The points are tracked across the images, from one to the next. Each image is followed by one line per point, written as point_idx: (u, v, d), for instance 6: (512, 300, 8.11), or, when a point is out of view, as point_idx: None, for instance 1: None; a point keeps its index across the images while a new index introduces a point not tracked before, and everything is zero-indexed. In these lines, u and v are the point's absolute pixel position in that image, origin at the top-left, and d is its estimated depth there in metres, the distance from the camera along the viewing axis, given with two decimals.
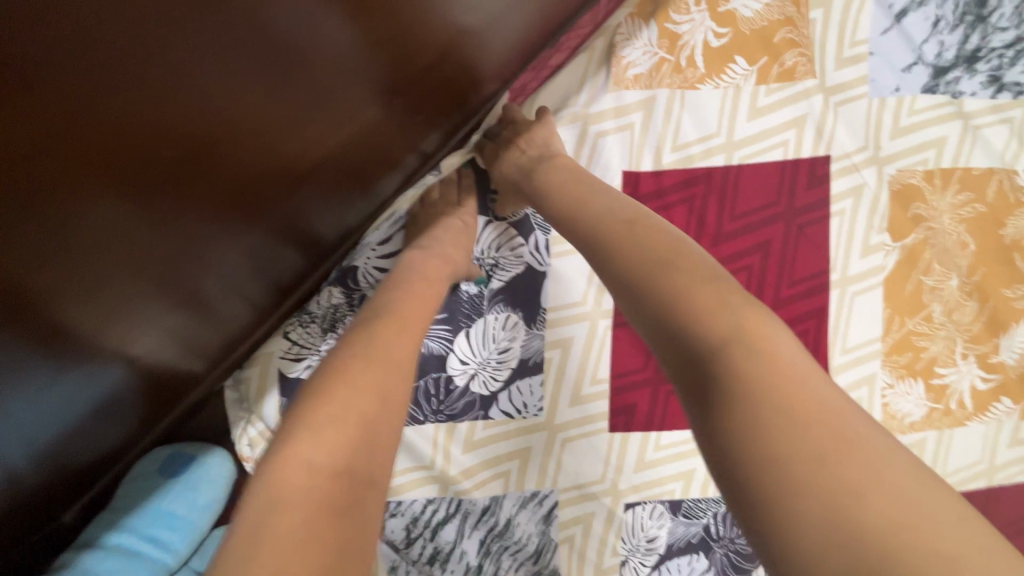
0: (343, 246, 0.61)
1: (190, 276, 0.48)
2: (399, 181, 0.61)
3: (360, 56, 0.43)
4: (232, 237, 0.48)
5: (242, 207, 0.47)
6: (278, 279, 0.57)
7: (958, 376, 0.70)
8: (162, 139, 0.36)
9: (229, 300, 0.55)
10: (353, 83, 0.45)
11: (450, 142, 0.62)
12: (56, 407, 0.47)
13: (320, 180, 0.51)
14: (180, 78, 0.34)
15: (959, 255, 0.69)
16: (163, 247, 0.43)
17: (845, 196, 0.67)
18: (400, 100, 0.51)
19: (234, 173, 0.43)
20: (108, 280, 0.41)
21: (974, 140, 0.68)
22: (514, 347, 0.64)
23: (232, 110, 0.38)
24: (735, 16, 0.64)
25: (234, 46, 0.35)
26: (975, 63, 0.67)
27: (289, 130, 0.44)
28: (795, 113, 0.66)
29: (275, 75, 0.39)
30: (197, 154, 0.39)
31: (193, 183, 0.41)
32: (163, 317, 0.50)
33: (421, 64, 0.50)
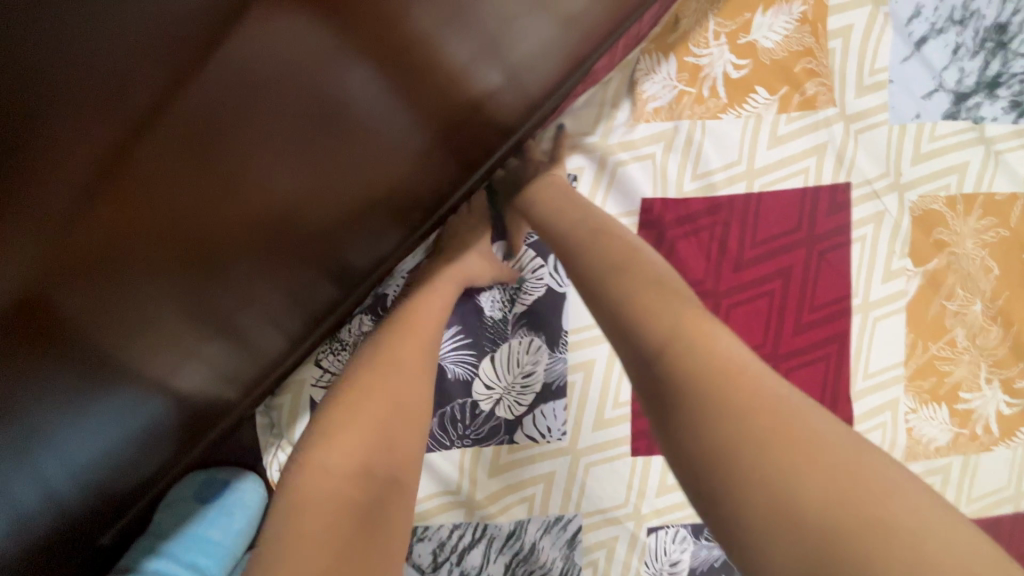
0: (373, 276, 0.63)
1: (229, 310, 0.50)
2: (425, 215, 0.62)
3: (391, 98, 0.45)
4: (269, 272, 0.50)
5: (279, 244, 0.48)
6: (310, 309, 0.59)
7: (982, 401, 0.70)
8: (206, 185, 0.38)
9: (264, 331, 0.57)
10: (385, 124, 0.47)
11: (476, 177, 0.63)
12: (102, 436, 0.49)
13: (351, 215, 0.53)
14: (224, 131, 0.36)
15: (982, 280, 0.69)
16: (206, 285, 0.45)
17: (867, 222, 0.68)
18: (429, 135, 0.53)
19: (272, 214, 0.45)
20: (155, 318, 0.44)
21: (996, 165, 0.68)
22: (537, 372, 0.65)
23: (269, 155, 0.40)
24: (755, 47, 0.65)
25: (272, 97, 0.37)
26: (996, 88, 0.67)
27: (323, 172, 0.45)
28: (815, 141, 0.66)
29: (312, 122, 0.41)
30: (238, 197, 0.41)
31: (233, 224, 0.43)
32: (203, 350, 0.52)
33: (449, 105, 0.51)
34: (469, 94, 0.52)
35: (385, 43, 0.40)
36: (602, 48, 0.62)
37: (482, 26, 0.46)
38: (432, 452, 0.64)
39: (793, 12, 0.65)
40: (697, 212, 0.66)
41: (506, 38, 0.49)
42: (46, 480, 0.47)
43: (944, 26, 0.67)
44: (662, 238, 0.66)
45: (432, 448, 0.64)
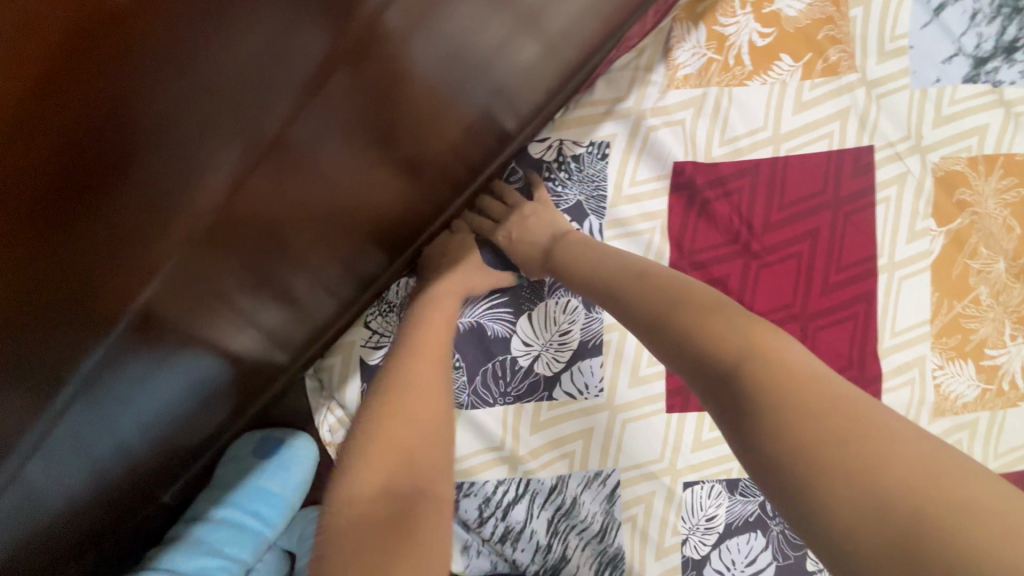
0: (416, 241, 0.65)
1: (286, 281, 0.54)
2: (464, 181, 0.64)
3: (451, 67, 0.48)
4: (324, 243, 0.53)
5: (334, 217, 0.51)
6: (357, 281, 0.62)
7: (1007, 357, 0.72)
8: (287, 171, 0.41)
9: (317, 296, 0.59)
10: (443, 93, 0.50)
11: (512, 146, 0.66)
12: (171, 399, 0.52)
13: (399, 186, 0.56)
14: (301, 122, 0.38)
15: (1005, 239, 0.71)
16: (269, 257, 0.49)
17: (890, 183, 0.70)
18: (474, 99, 0.55)
19: (331, 190, 0.48)
20: (226, 289, 0.47)
21: (1016, 127, 0.70)
22: (574, 330, 0.67)
23: (340, 137, 0.43)
24: (779, 16, 0.67)
25: (353, 88, 0.40)
26: (1013, 53, 0.70)
27: (382, 133, 0.48)
28: (838, 106, 0.69)
29: (377, 98, 0.43)
30: (309, 177, 0.44)
31: (302, 202, 0.46)
32: (259, 318, 0.55)
33: (496, 73, 0.54)
34: (513, 60, 0.55)
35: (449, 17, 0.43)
36: (633, 20, 0.65)
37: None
38: (475, 409, 0.66)
39: None
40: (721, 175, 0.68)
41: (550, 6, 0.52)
42: (122, 446, 0.50)
43: None
44: (692, 200, 0.68)
45: (475, 405, 0.66)
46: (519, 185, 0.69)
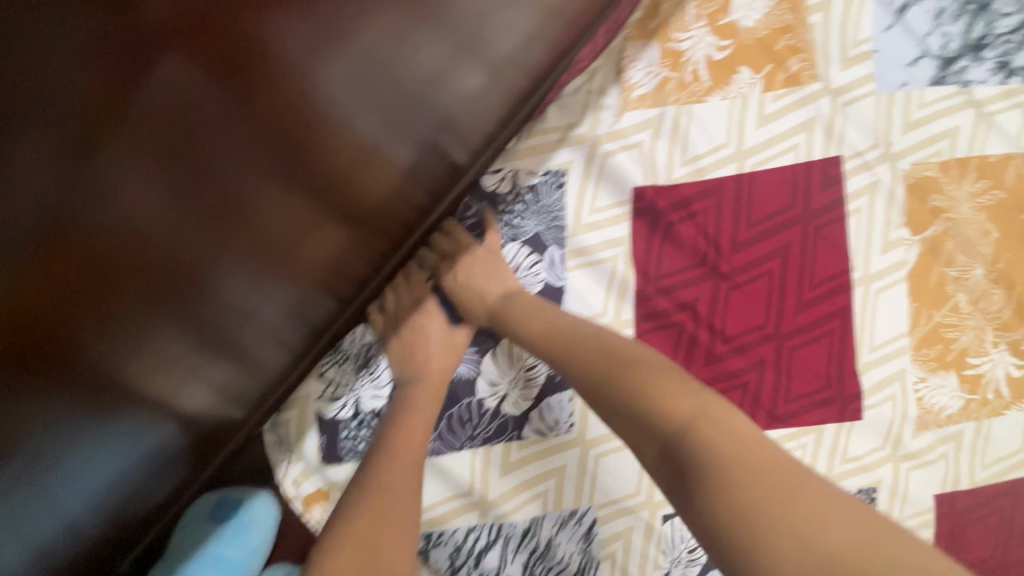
0: (369, 286, 0.63)
1: (228, 328, 0.50)
2: (414, 219, 0.62)
3: (381, 96, 0.45)
4: (264, 285, 0.50)
5: (269, 257, 0.48)
6: (310, 321, 0.59)
7: (991, 365, 0.70)
8: (198, 200, 0.38)
9: (267, 343, 0.56)
10: (369, 136, 0.47)
11: (463, 179, 0.63)
12: (115, 462, 0.49)
13: (342, 224, 0.53)
14: (205, 139, 0.35)
15: (982, 244, 0.69)
16: (200, 303, 0.45)
17: (861, 193, 0.67)
18: (416, 135, 0.53)
19: (257, 220, 0.44)
20: (154, 339, 0.43)
21: (988, 128, 0.68)
22: (540, 365, 0.64)
23: (257, 167, 0.40)
24: (735, 27, 0.65)
25: (265, 104, 0.37)
26: (982, 51, 0.67)
27: (314, 177, 0.45)
28: (803, 117, 0.66)
29: (291, 117, 0.39)
30: (230, 209, 0.41)
31: (226, 239, 0.42)
32: (206, 369, 0.51)
33: (436, 109, 0.52)
34: (451, 91, 0.52)
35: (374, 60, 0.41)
36: (582, 42, 0.63)
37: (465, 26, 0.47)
38: (442, 455, 0.64)
39: None
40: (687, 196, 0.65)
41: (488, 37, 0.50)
42: (60, 512, 0.47)
43: None
44: (656, 224, 0.66)
45: (443, 450, 0.64)
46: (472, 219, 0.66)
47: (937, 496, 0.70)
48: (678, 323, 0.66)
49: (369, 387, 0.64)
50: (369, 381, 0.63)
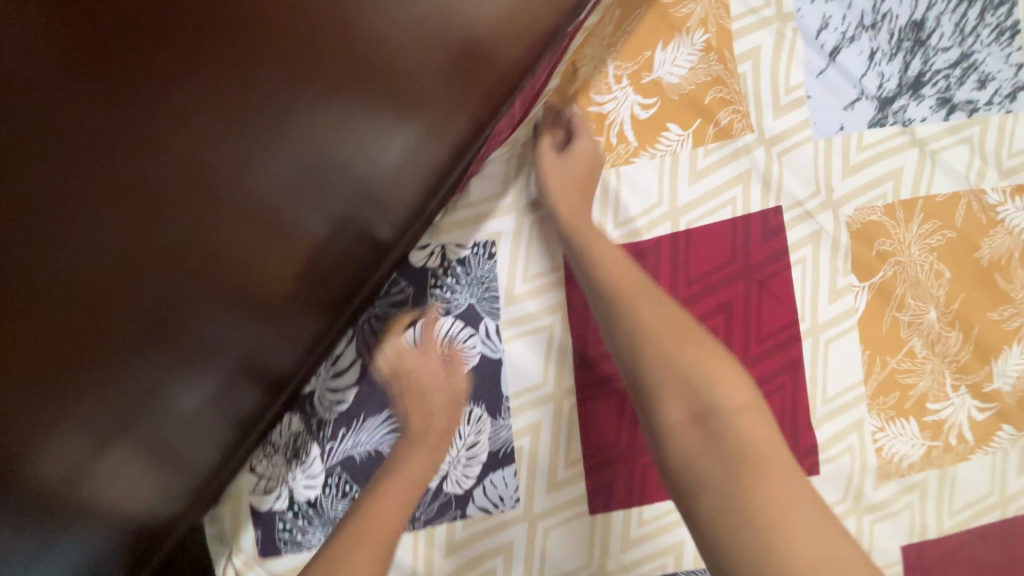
0: (300, 372, 0.61)
1: (151, 408, 0.48)
2: (341, 300, 0.61)
3: (268, 163, 0.43)
4: (183, 362, 0.48)
5: (179, 336, 0.46)
6: (246, 395, 0.57)
7: (952, 410, 0.67)
8: (113, 272, 0.38)
9: (211, 425, 0.56)
10: (270, 225, 0.48)
11: (392, 255, 0.63)
12: (48, 553, 0.46)
13: (275, 304, 0.54)
14: (129, 206, 0.36)
15: (934, 285, 0.66)
16: (102, 385, 0.42)
17: (804, 243, 0.66)
18: (331, 215, 0.53)
19: (151, 292, 0.41)
20: (86, 419, 0.42)
21: (933, 164, 0.66)
22: (481, 442, 0.63)
23: (178, 244, 0.41)
24: (661, 83, 0.66)
25: (188, 184, 0.39)
26: (921, 88, 0.66)
27: (236, 262, 0.47)
28: (737, 170, 0.66)
29: (169, 175, 0.37)
30: (155, 285, 0.41)
31: (152, 315, 0.42)
32: (149, 448, 0.50)
33: (347, 188, 0.53)
34: (361, 166, 0.52)
35: (281, 156, 0.44)
36: (500, 114, 0.64)
37: (353, 111, 0.47)
38: None
39: (695, 43, 0.67)
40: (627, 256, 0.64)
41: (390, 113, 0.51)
42: None
43: (854, 34, 0.66)
44: None
45: None
46: (400, 296, 0.65)
47: (904, 547, 0.66)
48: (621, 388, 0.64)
49: (302, 478, 0.62)
50: (300, 472, 0.61)
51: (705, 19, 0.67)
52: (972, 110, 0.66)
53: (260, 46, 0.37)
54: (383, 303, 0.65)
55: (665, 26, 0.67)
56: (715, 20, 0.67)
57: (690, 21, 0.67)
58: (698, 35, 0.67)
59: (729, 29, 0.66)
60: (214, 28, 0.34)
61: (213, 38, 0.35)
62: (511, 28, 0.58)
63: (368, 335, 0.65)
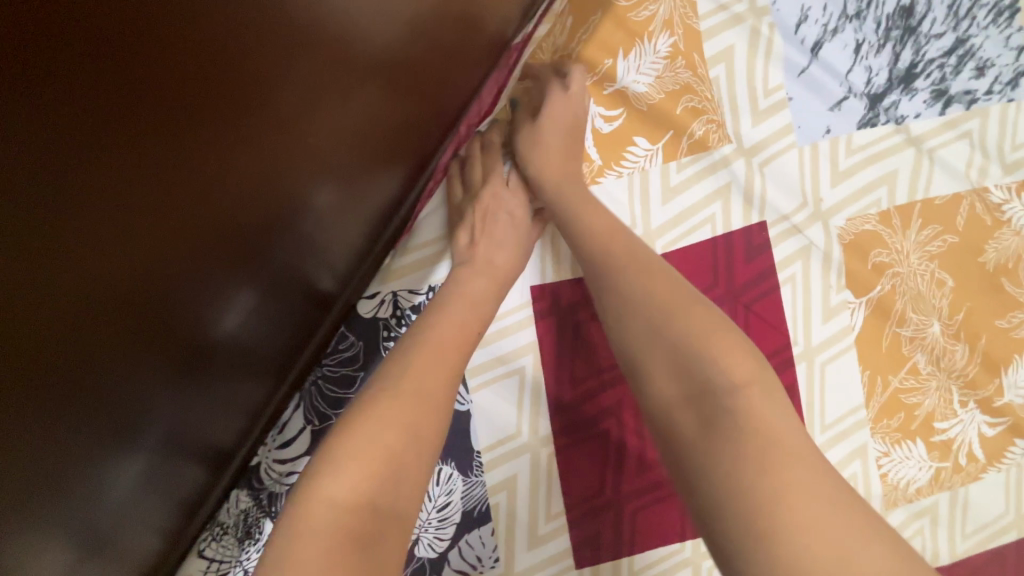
0: (248, 441, 0.57)
1: (84, 489, 0.41)
2: (285, 362, 0.56)
3: (192, 230, 0.38)
4: (111, 443, 0.41)
5: (102, 418, 0.39)
6: (188, 472, 0.52)
7: (961, 427, 0.60)
8: (20, 339, 0.31)
9: (170, 486, 0.50)
10: (209, 292, 0.43)
11: (336, 307, 0.58)
12: None
13: (227, 361, 0.49)
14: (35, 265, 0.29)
15: (936, 296, 0.60)
16: (9, 477, 0.34)
17: (793, 259, 0.60)
18: (270, 275, 0.48)
19: (60, 375, 0.34)
20: (15, 496, 0.36)
21: (931, 163, 0.60)
22: (454, 502, 0.58)
23: (103, 306, 0.35)
24: (625, 94, 0.61)
25: (112, 239, 0.33)
26: (913, 81, 0.61)
27: (174, 324, 0.41)
28: (716, 184, 0.60)
29: (69, 247, 0.31)
30: (79, 348, 0.35)
31: (78, 379, 0.36)
32: (99, 516, 0.44)
33: (289, 243, 0.48)
34: (298, 216, 0.47)
35: (212, 214, 0.39)
36: (444, 145, 0.60)
37: (286, 162, 0.42)
38: None
39: (660, 48, 0.61)
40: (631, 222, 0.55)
41: (322, 155, 0.45)
42: None
43: (838, 25, 0.61)
44: (563, 324, 0.61)
45: None
46: (350, 354, 0.60)
47: None
48: (604, 431, 0.60)
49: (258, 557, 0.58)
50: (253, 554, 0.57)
51: (669, 21, 0.61)
52: (970, 101, 0.60)
53: (208, 97, 0.33)
54: (329, 363, 0.60)
55: (626, 31, 0.61)
56: (681, 21, 0.61)
57: (652, 25, 0.61)
58: (663, 39, 0.61)
59: (697, 30, 0.61)
60: (162, 80, 0.30)
61: (158, 88, 0.31)
62: (461, 30, 0.52)
63: (317, 399, 0.60)
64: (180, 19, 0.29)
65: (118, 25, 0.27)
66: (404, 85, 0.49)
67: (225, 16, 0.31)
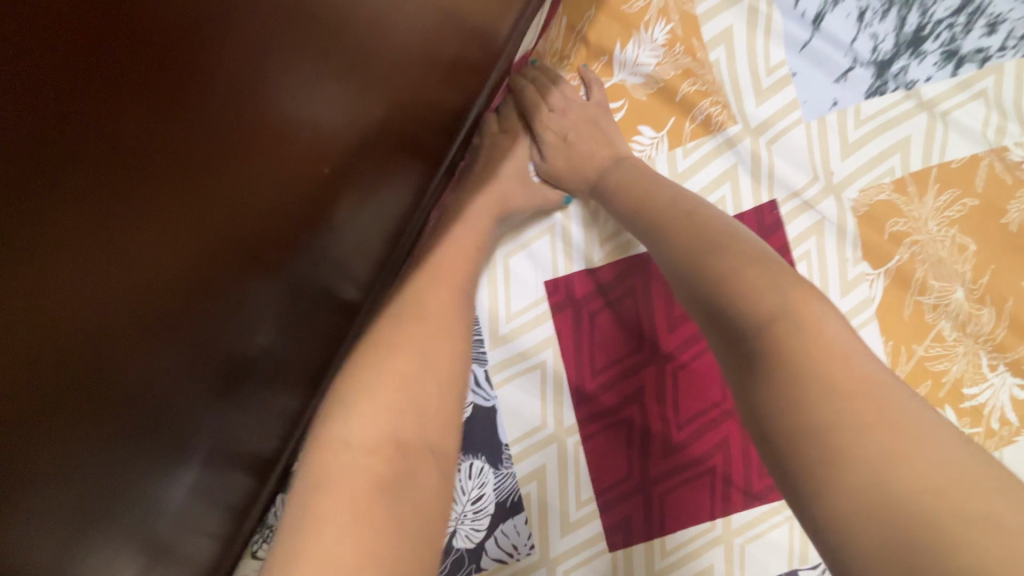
0: (293, 443, 0.60)
1: (136, 494, 0.44)
2: (321, 368, 0.59)
3: (230, 240, 0.41)
4: (169, 440, 0.45)
5: (148, 424, 0.42)
6: (234, 477, 0.55)
7: (991, 392, 0.58)
8: (104, 337, 0.35)
9: (231, 479, 0.55)
10: (253, 298, 0.46)
11: (363, 313, 0.61)
12: None
13: (270, 367, 0.52)
14: (113, 271, 0.33)
15: (958, 261, 0.59)
16: (99, 456, 0.39)
17: (807, 235, 0.60)
18: (302, 286, 0.51)
19: (105, 391, 0.37)
20: (105, 476, 0.40)
21: (944, 127, 0.59)
22: (487, 494, 0.60)
23: (167, 307, 0.38)
24: (625, 86, 0.63)
25: (169, 248, 0.36)
26: (921, 45, 0.59)
27: (227, 324, 0.45)
28: (723, 166, 0.61)
29: (103, 273, 0.33)
30: (150, 345, 0.39)
31: (151, 372, 0.40)
32: (177, 499, 0.49)
33: (316, 255, 0.51)
34: (321, 230, 0.49)
35: (250, 225, 0.42)
36: (451, 149, 0.62)
37: (299, 183, 0.44)
38: None
39: (657, 36, 0.62)
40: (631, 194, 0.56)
41: (335, 174, 0.47)
42: None
43: None
44: (579, 315, 0.63)
45: None
46: None
47: None
48: (626, 418, 0.61)
49: None
50: None
51: (665, 9, 0.62)
52: (983, 59, 0.59)
53: (242, 111, 0.36)
54: None
55: (620, 24, 0.63)
56: (677, 8, 0.62)
57: (647, 14, 0.62)
58: (659, 27, 0.62)
59: (693, 14, 0.61)
60: (183, 98, 0.32)
61: (187, 106, 0.33)
62: (458, 35, 0.53)
63: None
64: (192, 51, 0.31)
65: (134, 58, 0.29)
66: (408, 96, 0.50)
67: (233, 44, 0.33)
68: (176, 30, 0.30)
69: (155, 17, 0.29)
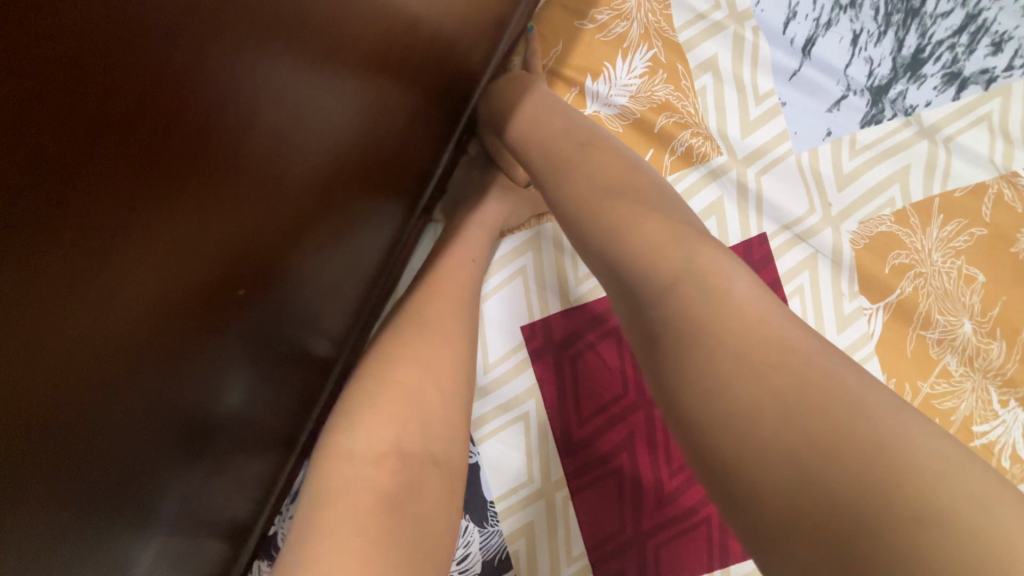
0: (268, 503, 0.58)
1: (104, 564, 0.42)
2: (296, 427, 0.57)
3: (201, 308, 0.39)
4: (142, 505, 0.42)
5: (120, 491, 0.40)
6: (205, 543, 0.53)
7: (1004, 429, 0.53)
8: (62, 409, 0.33)
9: (203, 543, 0.52)
10: (227, 363, 0.44)
11: (337, 366, 0.59)
12: None
13: (242, 431, 0.50)
14: (68, 347, 0.31)
15: (965, 293, 0.55)
16: (61, 527, 0.37)
17: (800, 269, 0.56)
18: (275, 347, 0.49)
19: (55, 468, 0.34)
20: (67, 545, 0.38)
21: (947, 153, 0.55)
22: (473, 552, 0.57)
23: (134, 378, 0.36)
24: (599, 118, 0.59)
25: (133, 323, 0.34)
26: (920, 67, 0.56)
27: (201, 387, 0.42)
28: (708, 199, 0.57)
29: (56, 357, 0.31)
30: (116, 415, 0.36)
31: (117, 440, 0.37)
32: (148, 563, 0.46)
33: (289, 317, 0.48)
34: (296, 290, 0.47)
35: (219, 293, 0.40)
36: (425, 192, 0.59)
37: (269, 253, 0.42)
38: None
39: (637, 64, 0.59)
40: (598, 189, 0.44)
41: (308, 234, 0.45)
42: None
43: (830, 18, 0.57)
44: (559, 360, 0.60)
45: None
46: None
47: None
48: (616, 468, 0.58)
49: None
50: None
51: (646, 35, 0.59)
52: (989, 80, 0.55)
53: (213, 178, 0.34)
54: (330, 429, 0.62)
55: (596, 54, 0.60)
56: (658, 34, 0.59)
57: (626, 41, 0.59)
58: (639, 54, 0.59)
59: (676, 42, 0.59)
60: (145, 171, 0.30)
61: (149, 178, 0.31)
62: (435, 74, 0.50)
63: None
64: (154, 132, 0.30)
65: (86, 139, 0.27)
66: (378, 144, 0.47)
67: (200, 111, 0.31)
68: (136, 102, 0.28)
69: (113, 94, 0.27)
